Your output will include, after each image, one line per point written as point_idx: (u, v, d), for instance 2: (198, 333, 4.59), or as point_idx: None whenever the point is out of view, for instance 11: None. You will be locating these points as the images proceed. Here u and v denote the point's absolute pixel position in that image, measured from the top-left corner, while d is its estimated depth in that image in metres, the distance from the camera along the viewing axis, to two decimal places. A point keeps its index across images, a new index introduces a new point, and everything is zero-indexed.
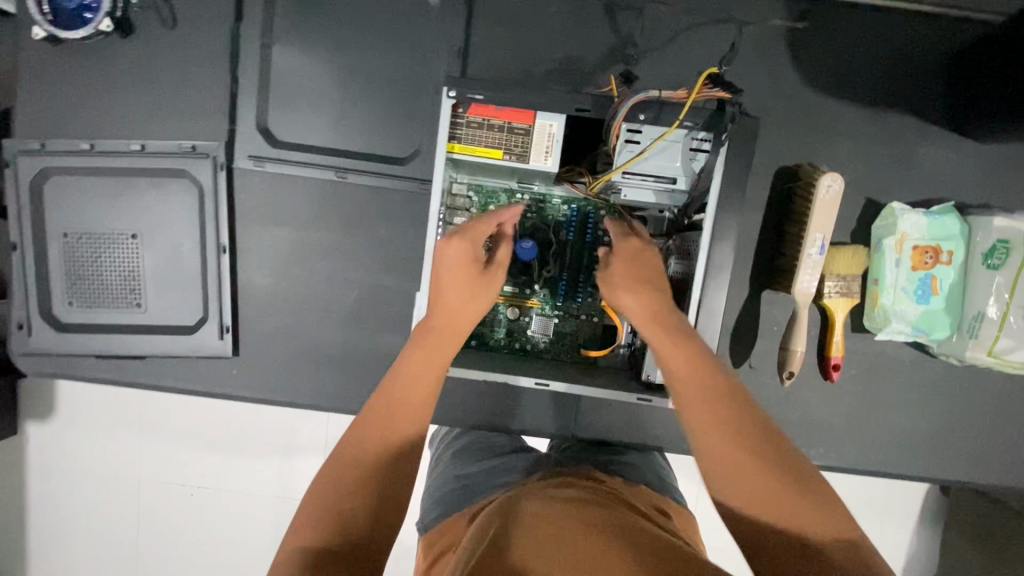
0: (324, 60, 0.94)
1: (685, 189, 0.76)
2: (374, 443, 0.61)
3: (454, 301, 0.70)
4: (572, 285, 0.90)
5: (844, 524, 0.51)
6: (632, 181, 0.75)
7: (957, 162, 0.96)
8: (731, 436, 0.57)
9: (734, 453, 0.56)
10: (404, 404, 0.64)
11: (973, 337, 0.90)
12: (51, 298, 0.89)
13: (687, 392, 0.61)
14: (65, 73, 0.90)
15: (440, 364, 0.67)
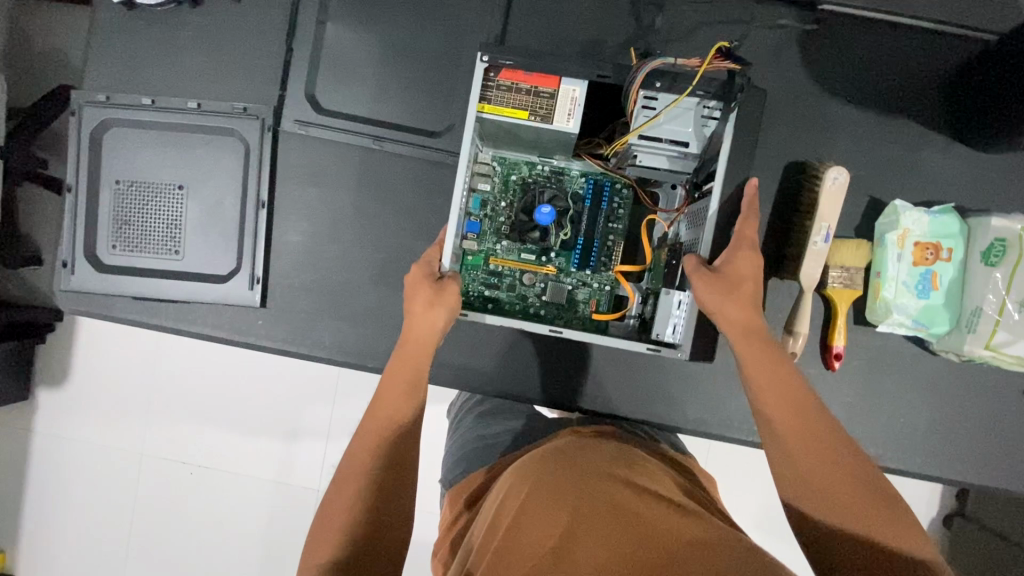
0: (369, 33, 0.96)
1: (696, 154, 0.80)
2: (365, 455, 0.68)
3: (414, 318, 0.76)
4: (588, 248, 0.89)
5: (906, 528, 0.58)
6: (647, 145, 0.79)
7: (964, 171, 0.93)
8: (827, 453, 0.62)
9: (832, 469, 0.61)
10: (396, 389, 0.73)
11: (970, 331, 0.87)
12: (100, 240, 0.98)
13: (770, 399, 0.66)
14: (137, 34, 0.97)
15: (409, 372, 0.74)
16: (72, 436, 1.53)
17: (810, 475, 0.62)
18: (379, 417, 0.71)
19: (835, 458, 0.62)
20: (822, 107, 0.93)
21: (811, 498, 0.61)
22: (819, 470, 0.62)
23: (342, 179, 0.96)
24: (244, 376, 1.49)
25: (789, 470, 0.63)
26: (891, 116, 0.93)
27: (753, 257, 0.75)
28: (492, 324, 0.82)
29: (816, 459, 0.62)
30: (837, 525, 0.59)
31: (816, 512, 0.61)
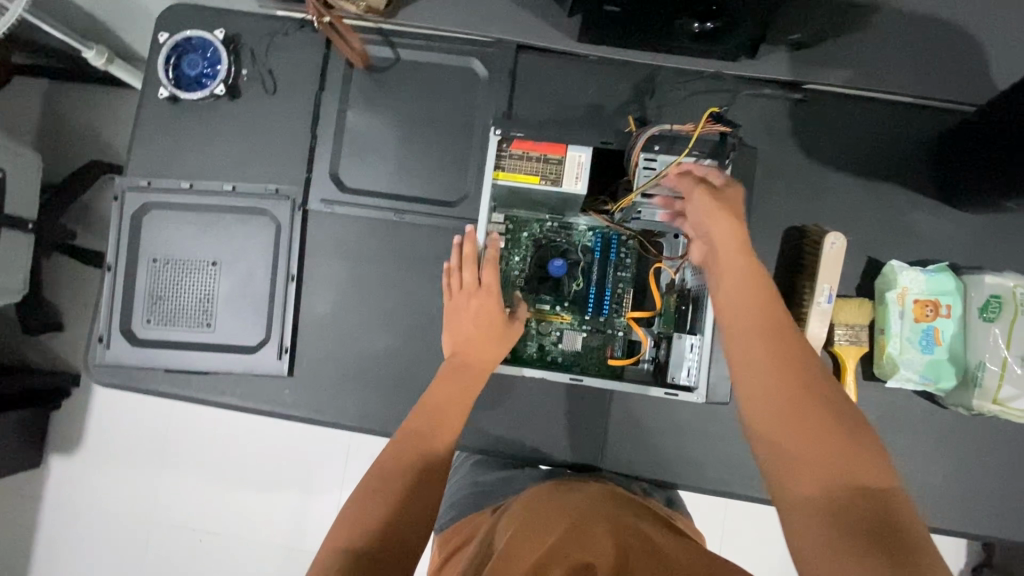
0: (388, 116, 1.03)
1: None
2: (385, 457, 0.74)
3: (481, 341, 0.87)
4: (599, 297, 0.95)
5: (883, 478, 0.52)
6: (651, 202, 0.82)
7: (953, 232, 0.98)
8: (792, 376, 0.58)
9: (799, 390, 0.57)
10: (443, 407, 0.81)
11: (977, 386, 0.90)
12: (135, 315, 1.02)
13: (749, 314, 0.62)
14: (176, 124, 1.05)
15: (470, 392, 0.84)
16: (85, 504, 1.53)
17: (772, 391, 0.57)
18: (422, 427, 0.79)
19: (802, 379, 0.58)
20: (814, 176, 0.99)
21: (772, 417, 0.56)
22: (783, 386, 0.57)
23: (365, 251, 1.01)
24: (258, 440, 1.50)
25: (752, 379, 0.59)
26: (881, 182, 0.99)
27: (739, 195, 0.73)
28: (527, 375, 0.91)
29: (781, 373, 0.58)
30: (786, 449, 0.55)
31: (771, 420, 0.56)
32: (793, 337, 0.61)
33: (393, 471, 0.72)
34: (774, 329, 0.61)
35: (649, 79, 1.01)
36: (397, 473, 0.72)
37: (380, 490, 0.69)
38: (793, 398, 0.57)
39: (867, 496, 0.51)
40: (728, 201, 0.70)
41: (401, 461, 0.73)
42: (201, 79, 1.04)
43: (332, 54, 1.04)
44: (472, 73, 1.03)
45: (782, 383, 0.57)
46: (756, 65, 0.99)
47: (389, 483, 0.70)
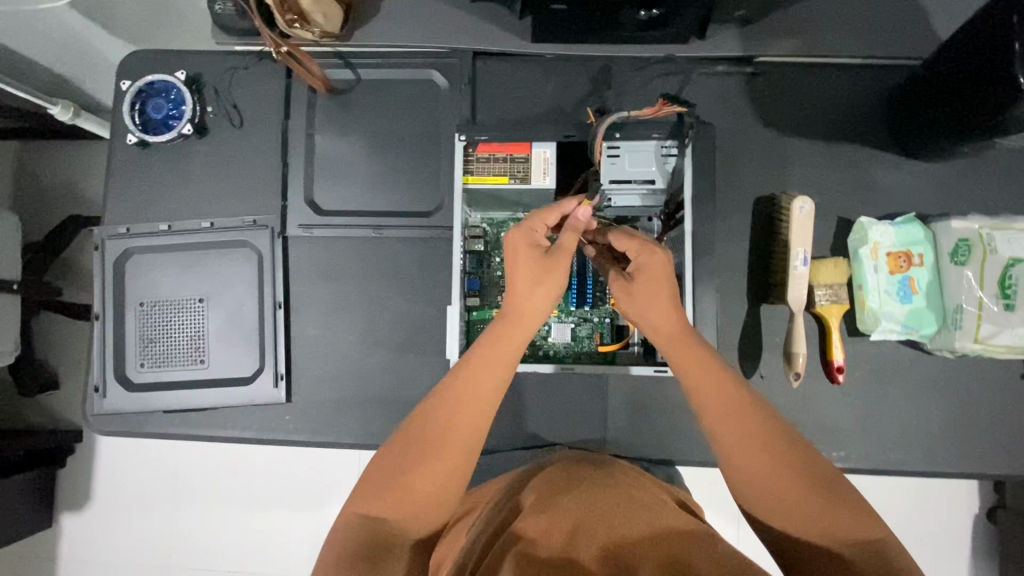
0: (355, 136, 1.05)
1: (664, 188, 0.85)
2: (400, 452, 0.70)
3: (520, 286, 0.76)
4: (582, 287, 0.97)
5: (867, 528, 0.58)
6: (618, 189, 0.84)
7: (918, 183, 1.00)
8: (755, 452, 0.63)
9: (765, 458, 0.63)
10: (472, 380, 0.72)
11: (958, 328, 0.92)
12: (128, 361, 1.03)
13: (716, 406, 0.67)
14: (148, 168, 1.06)
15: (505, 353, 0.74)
16: (101, 557, 1.52)
17: (754, 469, 0.63)
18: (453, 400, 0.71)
19: (766, 453, 0.63)
20: (777, 145, 1.02)
21: (756, 492, 0.63)
22: (751, 456, 0.63)
23: (348, 270, 1.03)
24: (265, 473, 1.49)
25: (728, 459, 0.65)
26: (842, 143, 1.02)
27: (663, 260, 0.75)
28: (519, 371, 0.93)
29: (750, 447, 0.64)
30: (783, 520, 0.61)
31: (763, 499, 0.62)
32: (749, 414, 0.65)
33: (424, 443, 0.69)
34: (725, 412, 0.66)
35: (606, 71, 1.03)
36: (429, 448, 0.69)
37: (404, 466, 0.68)
38: (769, 471, 0.62)
39: (856, 544, 0.58)
40: (650, 292, 0.73)
41: (437, 435, 0.69)
42: (168, 121, 1.05)
43: (293, 82, 1.05)
44: (433, 84, 1.05)
45: (749, 457, 0.63)
46: (707, 45, 1.01)
47: (415, 454, 0.69)
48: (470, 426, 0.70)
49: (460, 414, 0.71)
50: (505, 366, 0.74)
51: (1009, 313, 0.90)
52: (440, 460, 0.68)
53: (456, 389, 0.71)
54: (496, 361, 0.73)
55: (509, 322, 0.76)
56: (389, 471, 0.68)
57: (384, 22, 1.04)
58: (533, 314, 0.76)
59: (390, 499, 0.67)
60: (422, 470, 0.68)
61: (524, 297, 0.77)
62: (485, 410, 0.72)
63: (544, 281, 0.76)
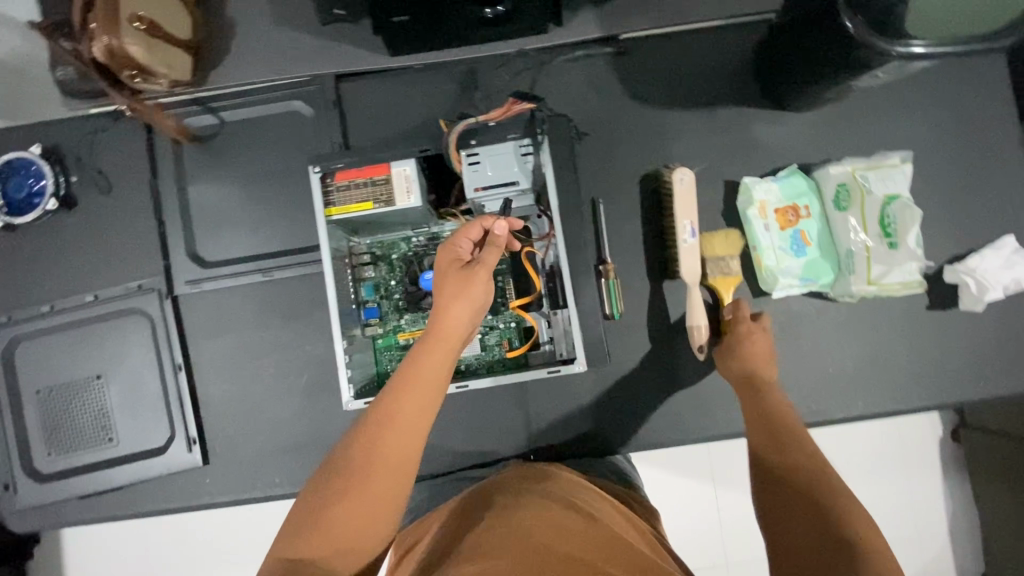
0: (229, 180, 1.01)
1: (531, 187, 0.82)
2: (327, 483, 0.65)
3: (446, 302, 0.75)
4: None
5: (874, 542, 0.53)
6: (486, 195, 0.83)
7: (795, 133, 1.00)
8: (790, 434, 0.73)
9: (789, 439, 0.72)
10: (407, 402, 0.69)
11: (852, 273, 0.92)
12: (34, 452, 0.99)
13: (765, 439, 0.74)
14: (22, 251, 1.02)
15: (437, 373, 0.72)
16: None
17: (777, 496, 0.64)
18: (385, 424, 0.68)
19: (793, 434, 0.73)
20: (653, 119, 1.01)
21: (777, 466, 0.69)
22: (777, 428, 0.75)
23: (245, 318, 1.00)
24: (228, 530, 1.45)
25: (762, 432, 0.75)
26: (717, 107, 1.01)
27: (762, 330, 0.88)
28: None
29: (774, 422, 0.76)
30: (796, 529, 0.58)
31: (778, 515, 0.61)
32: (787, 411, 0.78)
33: (352, 471, 0.65)
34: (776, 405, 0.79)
35: (471, 74, 1.02)
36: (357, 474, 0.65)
37: (333, 495, 0.64)
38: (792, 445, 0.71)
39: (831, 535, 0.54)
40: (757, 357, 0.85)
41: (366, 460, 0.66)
42: (31, 199, 1.00)
43: (155, 136, 1.02)
44: (298, 114, 1.02)
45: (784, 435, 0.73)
46: (566, 31, 1.00)
47: (343, 483, 0.65)
48: (402, 451, 0.67)
49: (392, 436, 0.67)
50: (434, 386, 0.71)
51: (894, 251, 0.91)
52: (369, 487, 0.64)
53: (384, 411, 0.68)
54: (425, 382, 0.71)
55: (433, 338, 0.74)
56: (319, 503, 0.63)
57: (236, 59, 1.00)
58: (455, 327, 0.74)
59: (319, 531, 0.62)
60: (352, 499, 0.64)
61: (446, 310, 0.75)
62: (417, 433, 0.69)
63: (463, 291, 0.75)
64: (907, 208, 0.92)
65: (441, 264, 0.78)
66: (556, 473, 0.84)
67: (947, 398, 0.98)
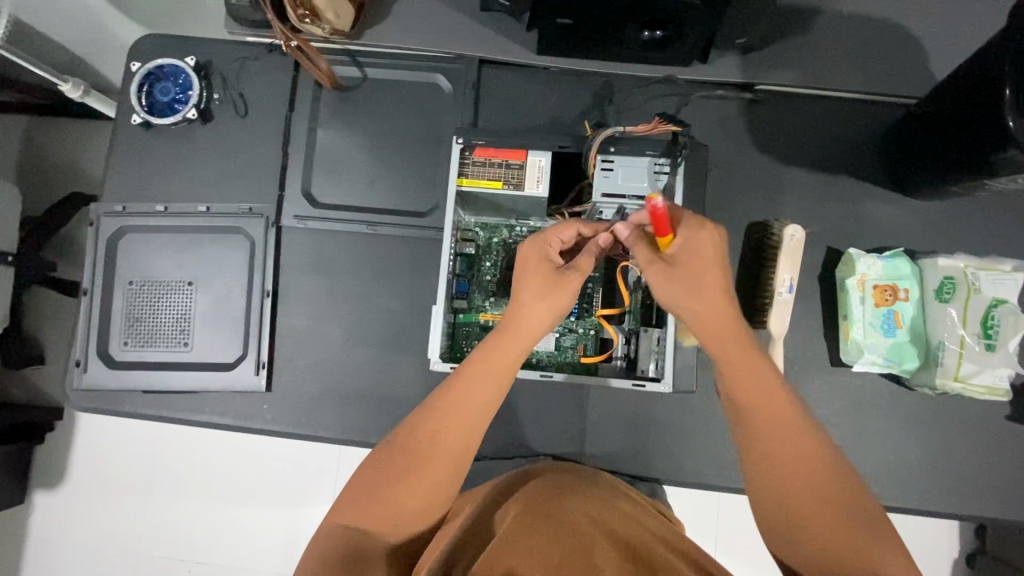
0: (357, 131, 1.06)
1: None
2: (383, 459, 0.67)
3: (522, 304, 0.73)
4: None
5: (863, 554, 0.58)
6: (611, 202, 0.87)
7: (905, 219, 1.02)
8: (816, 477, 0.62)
9: (799, 483, 0.62)
10: (469, 391, 0.68)
11: (938, 365, 0.93)
12: (111, 337, 1.02)
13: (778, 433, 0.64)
14: (151, 150, 1.08)
15: (506, 365, 0.70)
16: (71, 538, 1.51)
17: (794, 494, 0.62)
18: (445, 410, 0.68)
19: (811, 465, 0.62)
20: (770, 171, 1.03)
21: (774, 510, 0.63)
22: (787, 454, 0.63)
23: (339, 263, 1.04)
24: (243, 462, 1.48)
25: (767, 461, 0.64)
26: (834, 176, 1.03)
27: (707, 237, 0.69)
28: None
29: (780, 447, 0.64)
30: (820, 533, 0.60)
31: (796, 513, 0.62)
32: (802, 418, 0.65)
33: (411, 454, 0.66)
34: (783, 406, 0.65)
35: (607, 87, 1.05)
36: (415, 459, 0.65)
37: (390, 473, 0.65)
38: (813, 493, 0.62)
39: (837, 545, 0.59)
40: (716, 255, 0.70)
41: (425, 444, 0.66)
42: (173, 104, 1.06)
43: (300, 75, 1.07)
44: (437, 87, 1.07)
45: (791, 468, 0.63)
46: (708, 69, 1.03)
47: (401, 466, 0.65)
48: (460, 440, 0.67)
49: (451, 423, 0.67)
50: (501, 379, 0.70)
51: (990, 352, 0.92)
52: (427, 473, 0.65)
53: (446, 400, 0.68)
54: (490, 376, 0.69)
55: (506, 335, 0.72)
56: (378, 480, 0.65)
57: (394, 23, 1.05)
58: (529, 325, 0.72)
59: (378, 508, 0.64)
60: (409, 482, 0.65)
61: (525, 308, 0.73)
62: (476, 425, 0.68)
63: (551, 295, 0.73)
64: (1012, 314, 0.92)
65: (528, 261, 0.76)
66: (599, 477, 0.84)
67: (1002, 513, 0.97)
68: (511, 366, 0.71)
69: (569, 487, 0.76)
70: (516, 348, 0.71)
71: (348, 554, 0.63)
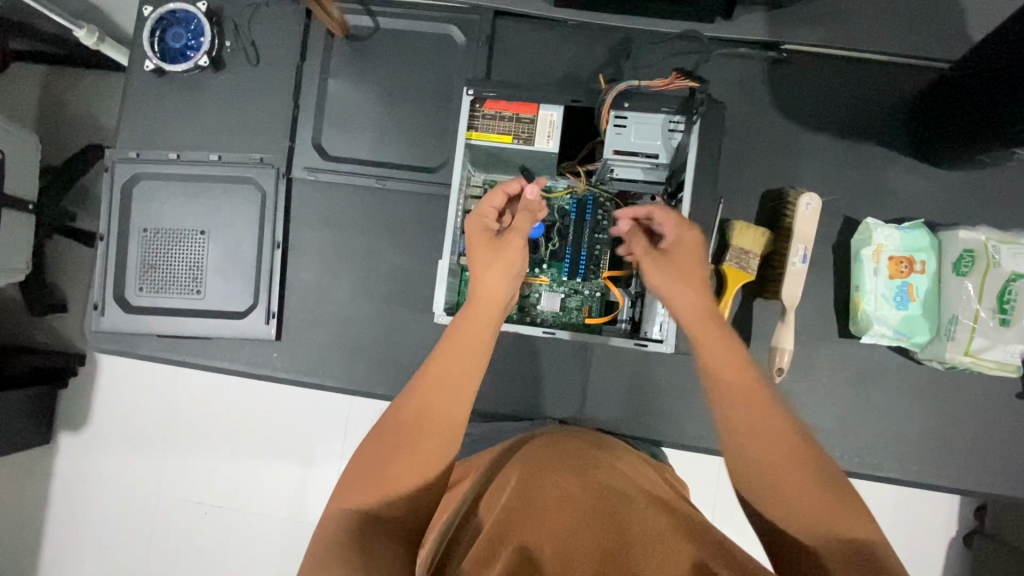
0: (369, 82, 1.05)
1: (667, 163, 0.85)
2: (375, 441, 0.65)
3: (490, 275, 0.74)
4: (576, 259, 0.94)
5: (853, 503, 0.58)
6: (622, 159, 0.85)
7: (927, 189, 0.99)
8: (770, 430, 0.62)
9: (768, 443, 0.62)
10: (452, 359, 0.69)
11: (949, 339, 0.91)
12: (127, 283, 1.05)
13: (739, 392, 0.66)
14: (164, 98, 1.08)
15: (486, 327, 0.72)
16: (94, 475, 1.59)
17: (763, 446, 0.62)
18: (428, 384, 0.67)
19: (795, 449, 0.61)
20: (790, 135, 1.00)
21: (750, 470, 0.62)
22: (767, 440, 0.62)
23: (348, 217, 1.04)
24: (257, 411, 1.54)
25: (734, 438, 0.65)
26: (857, 142, 1.00)
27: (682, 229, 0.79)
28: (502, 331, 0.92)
29: (758, 427, 0.63)
30: (800, 484, 0.60)
31: (776, 475, 0.61)
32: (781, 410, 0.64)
33: (401, 434, 0.64)
34: (764, 397, 0.64)
35: (625, 43, 1.02)
36: (406, 436, 0.64)
37: (383, 452, 0.64)
38: (810, 504, 0.58)
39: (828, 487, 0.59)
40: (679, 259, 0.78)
41: (413, 420, 0.65)
42: (185, 51, 1.05)
43: (312, 24, 1.05)
44: (451, 40, 1.05)
45: (771, 454, 0.62)
46: (732, 26, 0.99)
47: (392, 444, 0.64)
48: (447, 414, 0.66)
49: (438, 396, 0.67)
50: (478, 345, 0.71)
51: (1003, 328, 0.89)
52: (422, 447, 0.64)
53: (427, 372, 0.68)
54: (469, 342, 0.70)
55: (474, 307, 0.73)
56: (374, 461, 0.63)
57: None
58: (497, 293, 0.74)
59: (379, 485, 0.62)
60: (404, 456, 0.63)
61: (484, 278, 0.74)
62: (461, 391, 0.68)
63: (500, 262, 0.75)
64: None
65: (473, 233, 0.79)
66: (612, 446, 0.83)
67: (1005, 489, 0.96)
68: (490, 326, 0.73)
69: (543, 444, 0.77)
70: (491, 315, 0.73)
71: (356, 533, 0.59)
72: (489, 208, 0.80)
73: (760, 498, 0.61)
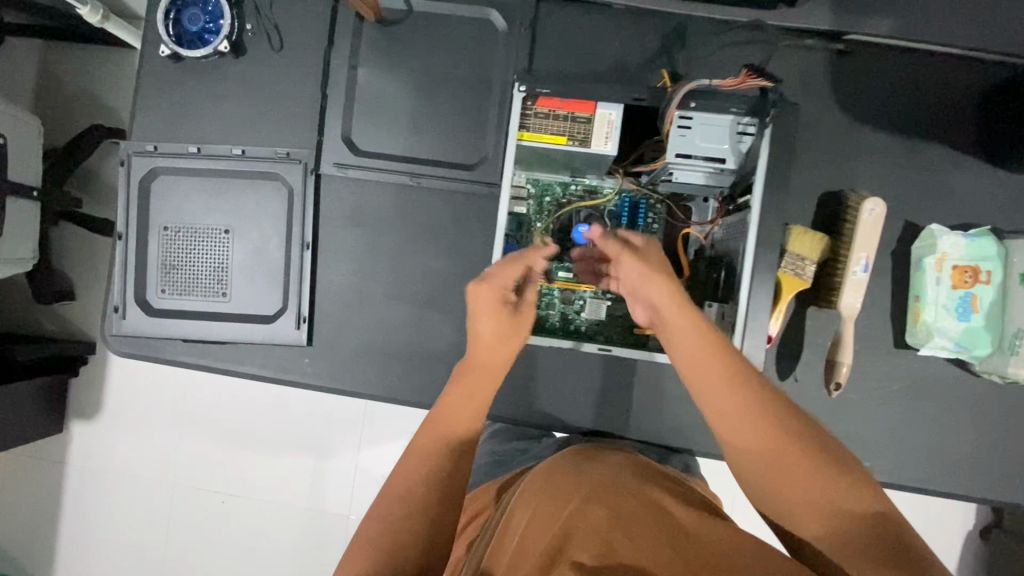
0: (402, 71, 0.98)
1: (733, 168, 0.80)
2: (385, 501, 0.71)
3: (494, 343, 0.79)
4: None
5: (846, 476, 0.62)
6: (686, 164, 0.79)
7: (993, 194, 0.94)
8: (753, 416, 0.66)
9: (752, 433, 0.66)
10: (452, 412, 0.76)
11: (1013, 354, 0.89)
12: (149, 284, 1.00)
13: (716, 394, 0.68)
14: (180, 86, 1.00)
15: (487, 385, 0.79)
16: (109, 468, 1.56)
17: (752, 441, 0.65)
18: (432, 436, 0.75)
19: (784, 439, 0.64)
20: (853, 134, 0.94)
21: (749, 465, 0.66)
22: (756, 433, 0.65)
23: (380, 217, 0.98)
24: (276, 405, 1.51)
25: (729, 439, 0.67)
26: (922, 142, 0.94)
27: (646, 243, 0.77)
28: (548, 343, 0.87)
29: (742, 421, 0.66)
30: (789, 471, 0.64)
31: (767, 464, 0.65)
32: (767, 401, 0.66)
33: (409, 492, 0.71)
34: (742, 393, 0.67)
35: (679, 31, 0.95)
36: (411, 493, 0.70)
37: (392, 511, 0.70)
38: (803, 481, 0.63)
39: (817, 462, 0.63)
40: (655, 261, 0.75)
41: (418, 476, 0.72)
42: (204, 35, 0.98)
43: (341, 6, 0.98)
44: (490, 26, 0.97)
45: (761, 440, 0.65)
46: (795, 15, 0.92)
47: (399, 505, 0.70)
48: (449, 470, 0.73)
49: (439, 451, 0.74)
50: (477, 402, 0.78)
51: None
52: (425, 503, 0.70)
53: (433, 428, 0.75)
54: (469, 397, 0.77)
55: (474, 370, 0.79)
56: (383, 520, 0.69)
57: None
58: (499, 359, 0.80)
59: (388, 544, 0.67)
60: (412, 514, 0.69)
61: (484, 344, 0.79)
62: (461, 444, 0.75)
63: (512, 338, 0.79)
64: None
65: (488, 304, 0.77)
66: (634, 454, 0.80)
67: None
68: (491, 384, 0.79)
69: (554, 463, 0.77)
70: (491, 375, 0.79)
71: None
72: (507, 280, 0.76)
73: (760, 489, 0.65)
